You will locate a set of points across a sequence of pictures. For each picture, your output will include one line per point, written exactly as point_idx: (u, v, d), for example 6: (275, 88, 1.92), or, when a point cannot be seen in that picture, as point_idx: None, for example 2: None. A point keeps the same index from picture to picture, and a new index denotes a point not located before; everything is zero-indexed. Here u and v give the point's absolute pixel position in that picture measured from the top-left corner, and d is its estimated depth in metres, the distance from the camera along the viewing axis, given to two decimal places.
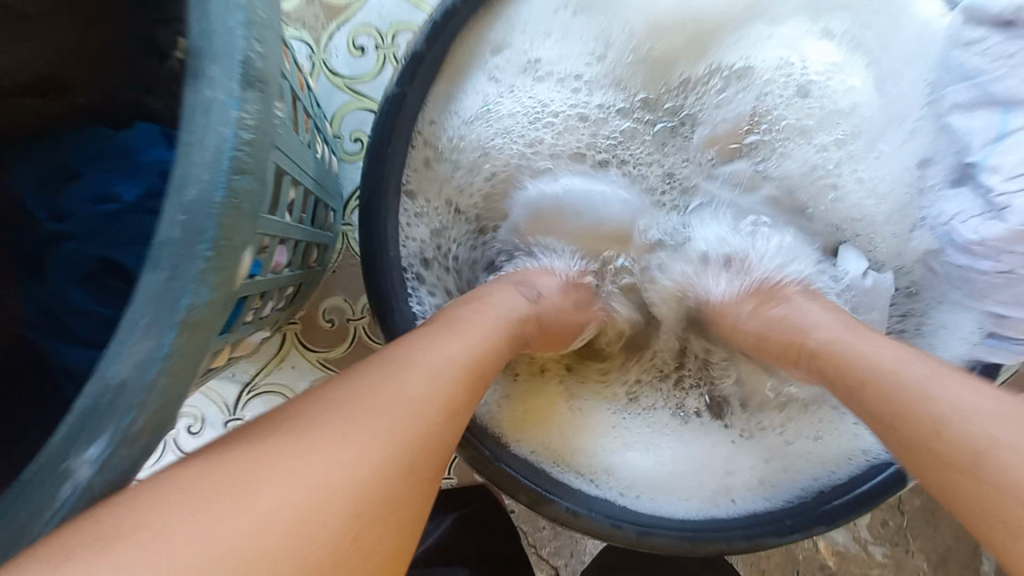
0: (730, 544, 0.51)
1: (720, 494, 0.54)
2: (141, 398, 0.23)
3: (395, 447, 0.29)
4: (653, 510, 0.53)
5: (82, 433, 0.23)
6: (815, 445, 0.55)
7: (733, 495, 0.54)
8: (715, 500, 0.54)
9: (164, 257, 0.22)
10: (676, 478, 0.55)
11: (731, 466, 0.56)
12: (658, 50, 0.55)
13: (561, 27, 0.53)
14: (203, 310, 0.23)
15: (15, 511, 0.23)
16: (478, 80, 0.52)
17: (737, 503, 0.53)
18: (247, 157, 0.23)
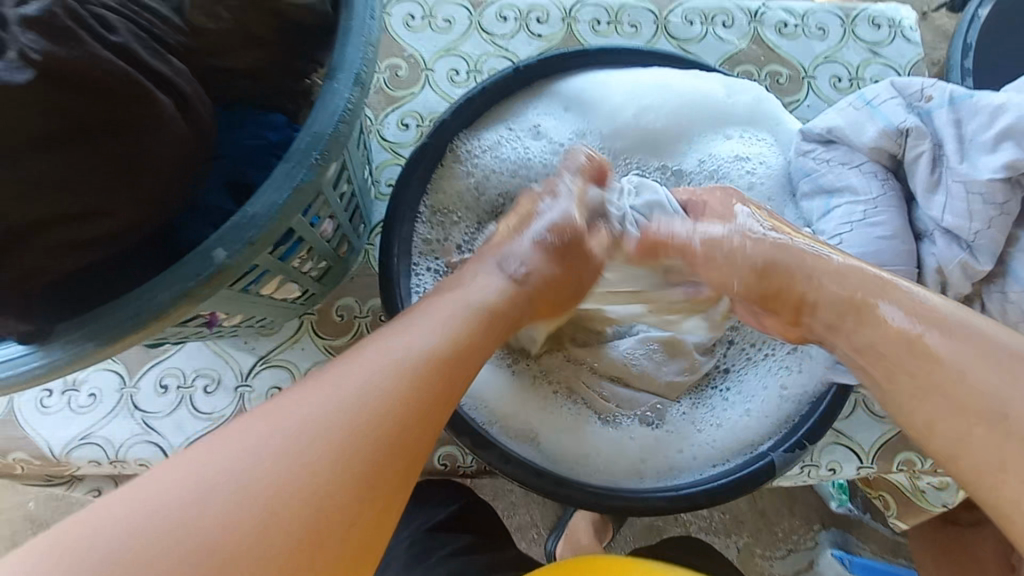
0: (628, 502, 0.63)
1: (638, 471, 0.67)
2: (261, 223, 0.41)
3: (343, 425, 0.38)
4: (576, 473, 0.66)
5: (226, 235, 0.41)
6: (714, 434, 0.70)
7: (644, 474, 0.67)
8: (630, 474, 0.67)
9: (294, 157, 0.43)
10: (600, 453, 0.68)
11: (647, 454, 0.68)
12: (620, 145, 0.77)
13: (550, 127, 0.76)
14: (307, 183, 0.43)
15: (171, 274, 0.40)
16: (490, 130, 0.74)
17: (645, 481, 0.67)
18: (353, 115, 0.44)
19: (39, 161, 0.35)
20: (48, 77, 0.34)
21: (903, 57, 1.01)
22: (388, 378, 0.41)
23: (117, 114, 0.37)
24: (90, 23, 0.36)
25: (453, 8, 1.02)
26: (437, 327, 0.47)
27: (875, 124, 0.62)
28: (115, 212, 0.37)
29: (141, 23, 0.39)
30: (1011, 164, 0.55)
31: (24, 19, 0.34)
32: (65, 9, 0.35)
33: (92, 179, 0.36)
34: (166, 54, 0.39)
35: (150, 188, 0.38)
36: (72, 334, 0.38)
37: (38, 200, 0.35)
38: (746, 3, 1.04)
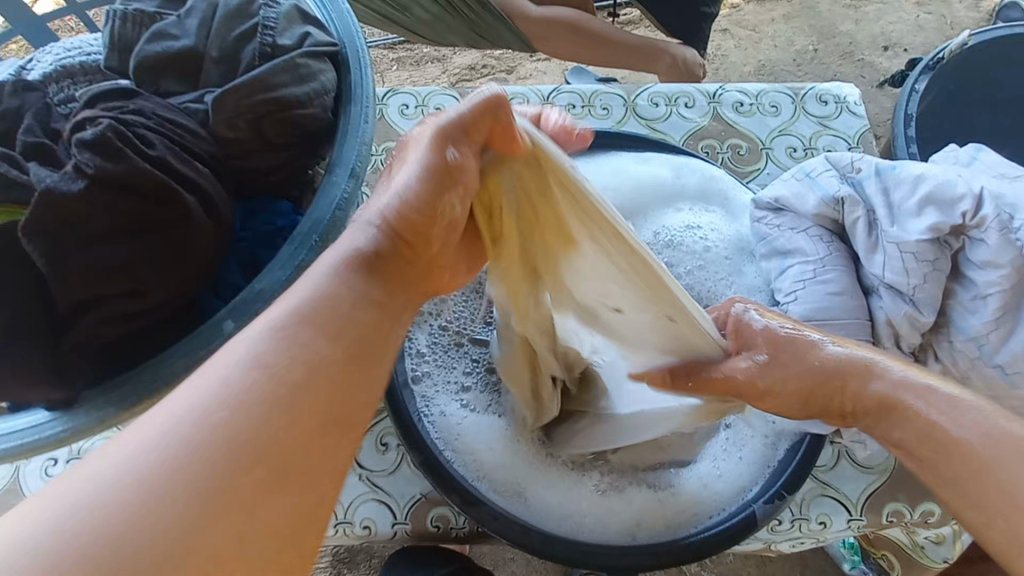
0: (616, 561, 0.64)
1: (631, 525, 0.68)
2: (270, 297, 0.47)
3: (245, 424, 0.35)
4: (567, 531, 0.67)
5: (236, 309, 0.46)
6: (710, 484, 0.70)
7: (637, 532, 0.67)
8: (621, 532, 0.67)
9: (297, 240, 0.49)
10: (594, 512, 0.68)
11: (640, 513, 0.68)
12: None
13: None
14: (308, 262, 0.49)
15: (187, 344, 0.45)
16: None
17: (637, 538, 0.67)
18: (348, 203, 0.51)
19: (90, 255, 0.42)
20: (96, 186, 0.42)
21: (850, 128, 1.12)
22: (273, 359, 0.37)
23: (151, 211, 0.43)
24: (135, 140, 0.43)
25: (443, 97, 1.14)
26: (300, 297, 0.40)
27: (814, 195, 0.69)
28: (145, 289, 0.44)
29: (174, 136, 0.46)
30: (934, 227, 0.61)
31: (83, 141, 0.42)
32: (115, 132, 0.43)
33: (128, 264, 0.43)
34: (194, 162, 0.46)
35: (175, 272, 0.44)
36: (96, 399, 0.43)
37: (87, 285, 0.42)
38: (705, 86, 1.16)
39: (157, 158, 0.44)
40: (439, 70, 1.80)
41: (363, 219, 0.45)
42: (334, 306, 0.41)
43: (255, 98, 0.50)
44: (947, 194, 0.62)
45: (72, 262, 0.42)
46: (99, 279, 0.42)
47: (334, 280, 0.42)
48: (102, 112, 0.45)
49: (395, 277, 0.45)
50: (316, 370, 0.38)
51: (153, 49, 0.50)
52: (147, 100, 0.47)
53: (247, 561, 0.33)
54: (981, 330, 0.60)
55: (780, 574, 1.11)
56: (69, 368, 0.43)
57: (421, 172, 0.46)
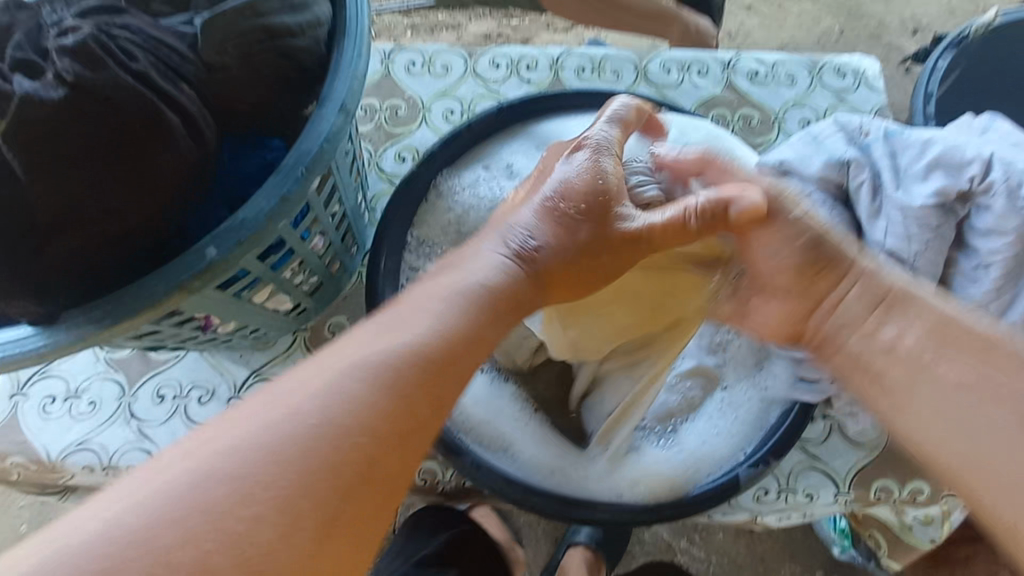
0: (592, 516, 0.65)
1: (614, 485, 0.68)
2: (253, 226, 0.47)
3: (367, 396, 0.42)
4: (548, 486, 0.67)
5: (219, 236, 0.46)
6: (698, 445, 0.70)
7: (619, 490, 0.67)
8: (603, 490, 0.67)
9: (283, 171, 0.49)
10: (576, 469, 0.68)
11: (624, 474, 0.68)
12: None
13: (522, 164, 0.83)
14: (293, 194, 0.49)
15: (168, 268, 0.45)
16: (471, 164, 0.82)
17: (618, 496, 0.67)
18: (335, 138, 0.51)
19: (65, 167, 0.41)
20: (74, 96, 0.41)
21: (868, 103, 1.08)
22: (464, 318, 0.50)
23: (130, 127, 0.42)
24: (118, 53, 0.43)
25: (450, 55, 1.12)
26: (441, 306, 0.50)
27: (819, 158, 0.67)
28: (123, 207, 0.43)
29: (159, 55, 0.46)
30: (941, 192, 0.59)
31: (64, 48, 0.42)
32: (96, 41, 0.43)
33: (106, 180, 0.42)
34: (179, 81, 0.46)
35: (150, 191, 0.43)
36: (77, 317, 0.43)
37: (62, 199, 0.42)
38: (720, 54, 1.13)
39: (140, 73, 0.44)
40: (454, 37, 1.77)
41: (507, 259, 0.56)
42: (511, 295, 0.54)
43: (244, 25, 0.49)
44: (955, 158, 0.60)
45: (50, 173, 0.41)
46: (76, 193, 0.42)
47: (504, 278, 0.55)
48: (87, 22, 0.44)
49: (502, 319, 0.53)
50: (477, 344, 0.50)
51: None
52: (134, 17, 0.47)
53: (358, 522, 0.39)
54: (981, 299, 0.59)
55: (766, 550, 1.12)
56: (44, 286, 0.43)
57: (547, 212, 0.57)
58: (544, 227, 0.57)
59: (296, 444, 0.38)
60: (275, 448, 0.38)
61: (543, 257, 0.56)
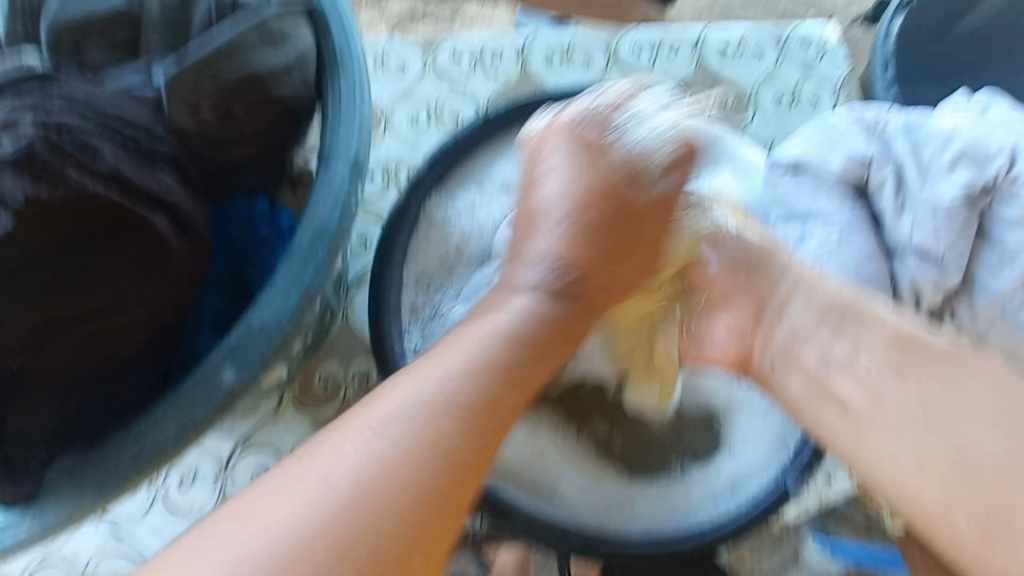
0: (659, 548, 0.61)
1: (665, 513, 0.63)
2: (272, 334, 0.38)
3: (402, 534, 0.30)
4: (613, 527, 0.62)
5: (234, 353, 0.37)
6: (745, 451, 0.66)
7: (678, 515, 0.63)
8: (663, 518, 0.63)
9: (297, 257, 0.40)
10: (633, 504, 0.64)
11: (685, 497, 0.64)
12: None
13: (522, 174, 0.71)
14: (315, 285, 0.39)
15: (179, 403, 0.36)
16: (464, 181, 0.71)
17: (677, 519, 0.63)
18: (351, 204, 0.41)
19: (31, 307, 0.34)
20: (27, 220, 0.34)
21: (834, 73, 1.08)
22: (470, 386, 0.35)
23: (110, 237, 0.36)
24: (71, 150, 0.35)
25: (405, 50, 1.00)
26: (458, 363, 0.36)
27: (841, 154, 0.65)
28: (118, 335, 0.36)
29: (124, 136, 0.37)
30: (968, 187, 0.59)
31: (2, 161, 0.34)
32: (42, 141, 0.34)
33: (89, 308, 0.35)
34: (155, 167, 0.37)
35: (142, 315, 0.36)
36: (78, 484, 0.35)
37: (32, 348, 0.35)
38: (688, 31, 1.08)
39: (107, 171, 0.35)
40: (377, 13, 1.56)
41: (528, 291, 0.42)
42: (543, 342, 0.40)
43: (217, 75, 0.39)
44: (979, 152, 0.60)
45: (20, 318, 0.34)
46: (58, 332, 0.35)
47: (529, 319, 0.40)
48: (19, 110, 0.35)
49: (550, 353, 0.40)
50: (488, 432, 0.35)
51: (74, 13, 0.39)
52: (72, 86, 0.37)
53: None
54: (1008, 290, 0.59)
55: None
56: (26, 449, 0.35)
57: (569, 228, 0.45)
58: (578, 177, 0.46)
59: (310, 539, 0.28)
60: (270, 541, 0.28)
61: (575, 277, 0.43)
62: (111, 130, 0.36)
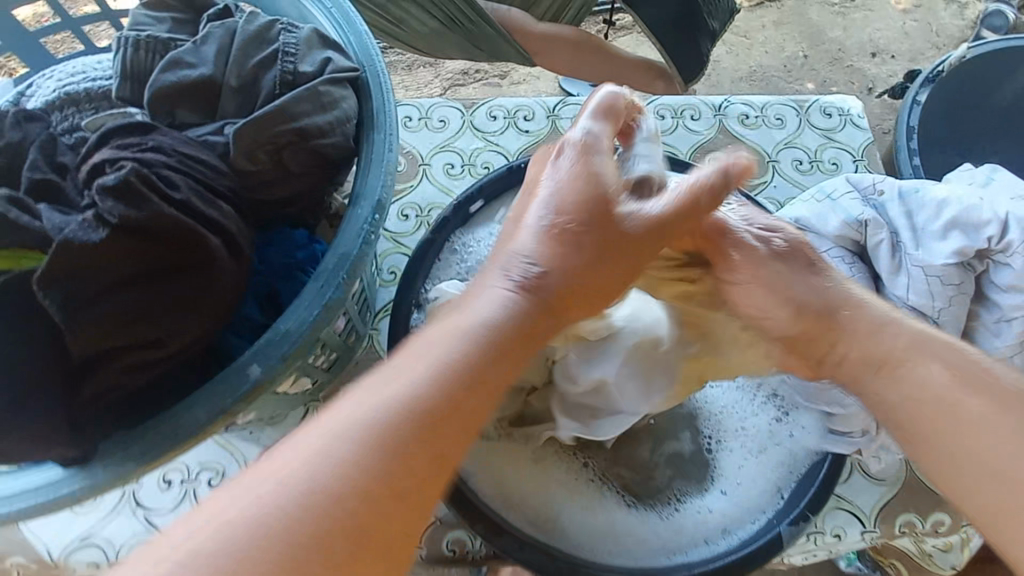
0: None
1: (659, 549, 0.64)
2: (295, 340, 0.45)
3: (364, 453, 0.35)
4: (607, 559, 0.63)
5: (260, 352, 0.44)
6: (735, 497, 0.67)
7: (671, 552, 0.64)
8: (660, 554, 0.63)
9: (322, 277, 0.47)
10: (626, 538, 0.65)
11: (682, 532, 0.65)
12: None
13: None
14: (335, 300, 0.47)
15: (211, 391, 0.43)
16: (484, 221, 0.77)
17: (673, 558, 0.63)
18: (373, 235, 0.49)
19: (107, 307, 0.43)
20: (121, 234, 0.43)
21: (855, 141, 1.12)
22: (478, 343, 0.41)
23: (176, 255, 0.44)
24: (159, 183, 0.44)
25: (447, 109, 1.11)
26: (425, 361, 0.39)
27: (837, 217, 0.68)
28: (168, 336, 0.44)
29: (197, 175, 0.46)
30: (961, 251, 0.61)
31: (106, 188, 0.42)
32: (139, 175, 0.43)
33: (150, 311, 0.43)
34: (219, 202, 0.47)
35: (198, 318, 0.44)
36: (121, 452, 0.42)
37: (106, 341, 0.43)
38: (711, 98, 1.15)
39: (183, 201, 0.44)
40: (431, 74, 1.72)
41: (503, 287, 0.45)
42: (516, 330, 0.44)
43: (277, 129, 0.48)
44: (973, 218, 0.62)
45: (95, 314, 0.42)
46: (121, 329, 0.43)
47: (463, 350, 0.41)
48: (124, 151, 0.45)
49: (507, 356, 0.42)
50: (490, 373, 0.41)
51: (168, 78, 0.48)
52: (164, 135, 0.47)
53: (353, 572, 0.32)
54: (1004, 353, 0.61)
55: None
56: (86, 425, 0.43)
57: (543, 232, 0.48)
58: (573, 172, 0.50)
59: (273, 526, 0.32)
60: (228, 543, 0.31)
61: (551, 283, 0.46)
62: (189, 171, 0.46)
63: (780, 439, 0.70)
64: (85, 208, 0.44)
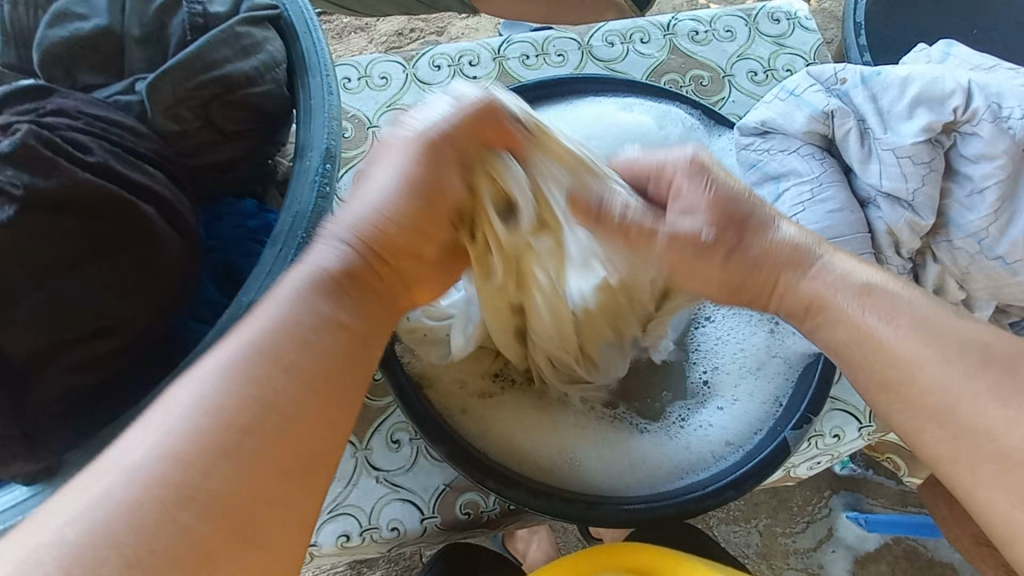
0: (674, 507, 0.61)
1: (670, 473, 0.64)
2: None
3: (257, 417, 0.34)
4: (622, 493, 0.62)
5: (226, 331, 0.40)
6: (736, 411, 0.67)
7: (682, 473, 0.64)
8: (670, 477, 0.64)
9: (280, 241, 0.43)
10: (637, 468, 0.64)
11: (690, 451, 0.65)
12: None
13: None
14: (299, 264, 0.43)
15: (178, 379, 0.39)
16: None
17: (684, 478, 0.64)
18: (328, 189, 0.44)
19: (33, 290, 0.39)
20: (39, 210, 0.39)
21: (805, 44, 1.10)
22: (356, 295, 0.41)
23: (103, 224, 0.41)
24: (67, 147, 0.40)
25: (387, 65, 1.04)
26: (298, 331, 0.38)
27: (803, 112, 0.66)
28: (117, 318, 0.41)
29: (112, 136, 0.43)
30: (928, 127, 0.61)
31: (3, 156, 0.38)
32: (39, 138, 0.39)
33: (88, 291, 0.40)
34: (143, 164, 0.43)
35: (147, 293, 0.42)
36: (91, 459, 0.38)
37: (44, 333, 0.39)
38: (658, 18, 1.11)
39: (98, 164, 0.41)
40: (364, 40, 1.61)
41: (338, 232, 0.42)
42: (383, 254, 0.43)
43: (196, 80, 0.44)
44: (935, 92, 0.62)
45: (24, 302, 0.39)
46: (56, 314, 0.39)
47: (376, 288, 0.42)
48: (18, 117, 0.40)
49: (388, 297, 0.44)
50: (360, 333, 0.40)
51: (57, 34, 0.44)
52: (62, 98, 0.43)
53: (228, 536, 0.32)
54: (980, 225, 0.61)
55: (798, 499, 1.10)
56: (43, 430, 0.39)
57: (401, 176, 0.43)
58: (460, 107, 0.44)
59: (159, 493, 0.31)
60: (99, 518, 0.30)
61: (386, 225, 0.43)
62: (101, 133, 0.42)
63: (773, 351, 0.70)
64: None
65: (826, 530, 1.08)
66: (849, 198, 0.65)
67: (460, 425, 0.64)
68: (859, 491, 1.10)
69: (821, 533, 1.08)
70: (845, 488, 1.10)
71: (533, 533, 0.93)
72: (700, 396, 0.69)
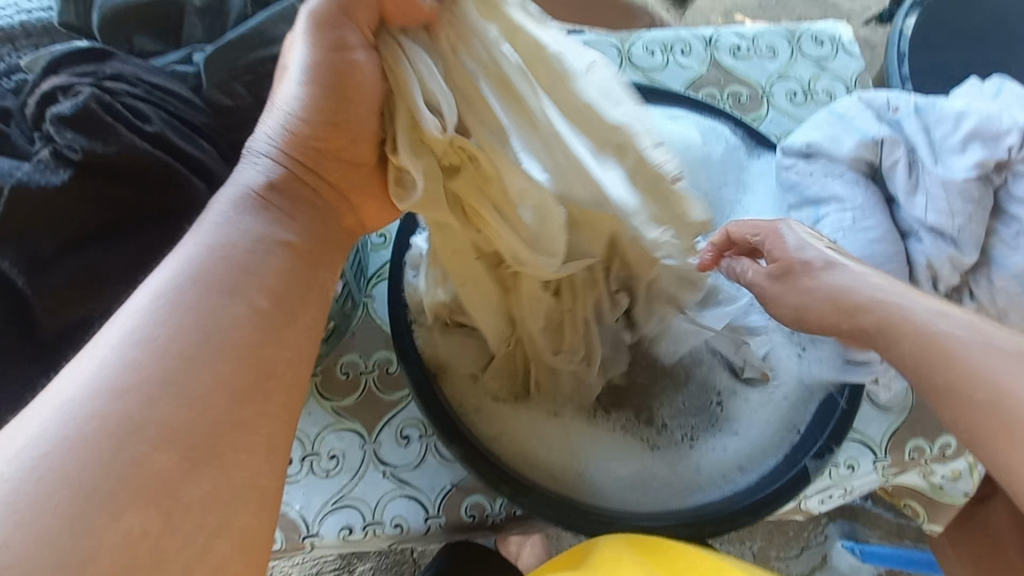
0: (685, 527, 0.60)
1: (682, 492, 0.63)
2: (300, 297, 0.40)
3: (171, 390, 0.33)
4: (633, 508, 0.61)
5: None
6: (753, 434, 0.66)
7: (695, 493, 0.63)
8: (682, 496, 0.63)
9: None
10: (648, 483, 0.63)
11: (703, 471, 0.64)
12: None
13: None
14: None
15: None
16: None
17: (696, 498, 0.62)
18: None
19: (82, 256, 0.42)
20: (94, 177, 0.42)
21: (847, 68, 1.09)
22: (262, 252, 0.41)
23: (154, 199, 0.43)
24: (125, 114, 0.42)
25: None
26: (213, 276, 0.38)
27: (852, 138, 0.65)
28: None
29: (168, 107, 0.44)
30: (981, 162, 0.60)
31: (64, 118, 0.41)
32: (99, 104, 0.42)
33: (133, 261, 0.43)
34: (197, 138, 0.45)
35: None
36: None
37: (85, 300, 0.42)
38: (700, 31, 1.10)
39: (155, 134, 0.43)
40: None
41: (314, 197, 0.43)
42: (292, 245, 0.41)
43: (252, 57, 0.45)
44: (991, 127, 0.60)
45: (71, 265, 0.42)
46: (99, 281, 0.42)
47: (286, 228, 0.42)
48: (77, 78, 0.42)
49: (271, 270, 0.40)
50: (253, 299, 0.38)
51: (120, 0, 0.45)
52: (121, 62, 0.44)
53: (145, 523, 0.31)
54: None
55: (795, 525, 1.09)
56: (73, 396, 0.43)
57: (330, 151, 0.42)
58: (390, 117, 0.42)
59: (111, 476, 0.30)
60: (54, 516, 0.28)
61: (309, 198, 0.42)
62: (157, 102, 0.44)
63: (795, 375, 0.69)
64: (44, 147, 0.43)
65: (820, 557, 1.08)
66: (890, 228, 0.63)
67: (475, 427, 0.63)
68: (856, 521, 1.09)
69: (814, 560, 1.08)
70: (843, 517, 1.09)
71: (528, 538, 0.92)
72: (716, 419, 0.68)
